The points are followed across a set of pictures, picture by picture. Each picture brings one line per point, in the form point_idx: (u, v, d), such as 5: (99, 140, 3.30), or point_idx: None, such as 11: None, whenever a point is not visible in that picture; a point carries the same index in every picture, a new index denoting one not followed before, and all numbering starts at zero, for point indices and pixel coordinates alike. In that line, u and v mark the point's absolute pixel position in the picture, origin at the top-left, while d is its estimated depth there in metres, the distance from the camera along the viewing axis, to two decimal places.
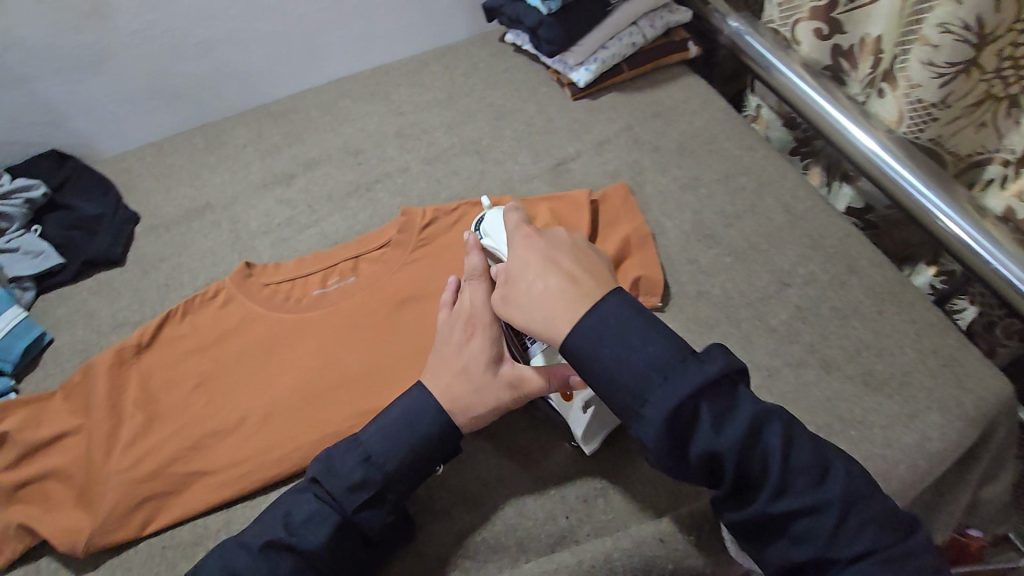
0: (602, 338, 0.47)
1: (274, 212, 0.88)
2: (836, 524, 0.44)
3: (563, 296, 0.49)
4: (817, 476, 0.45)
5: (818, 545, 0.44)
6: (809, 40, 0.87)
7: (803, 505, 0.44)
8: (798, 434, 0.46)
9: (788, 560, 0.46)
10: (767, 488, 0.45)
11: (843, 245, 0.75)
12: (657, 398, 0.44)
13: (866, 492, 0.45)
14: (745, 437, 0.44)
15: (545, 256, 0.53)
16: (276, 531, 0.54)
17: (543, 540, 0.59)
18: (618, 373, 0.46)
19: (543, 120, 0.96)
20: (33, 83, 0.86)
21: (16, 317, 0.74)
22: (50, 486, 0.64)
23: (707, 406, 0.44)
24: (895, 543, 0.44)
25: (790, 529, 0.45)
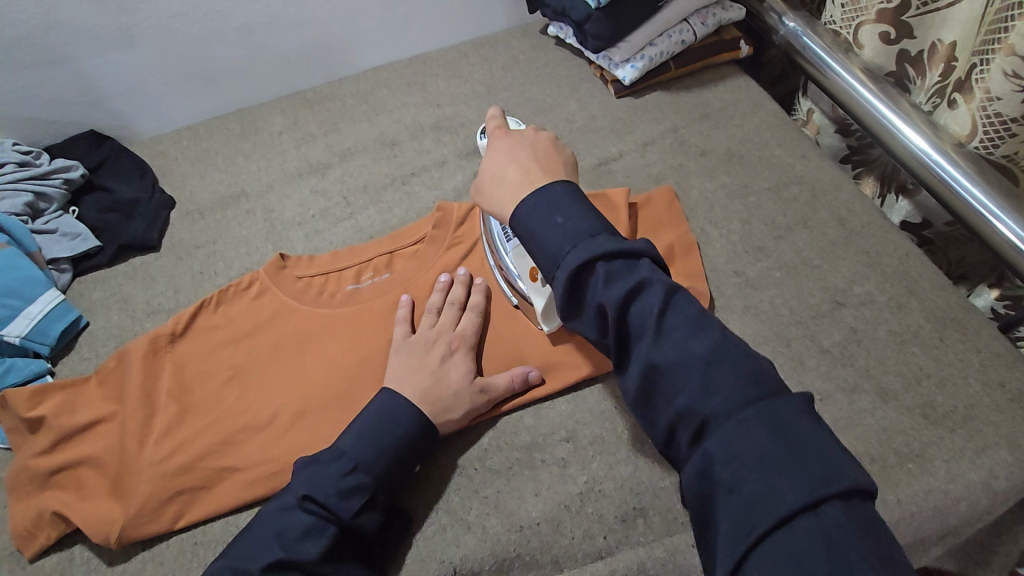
0: (535, 212, 0.48)
1: (309, 203, 0.87)
2: (704, 375, 0.41)
3: (514, 185, 0.51)
4: (694, 333, 0.43)
5: (685, 402, 0.41)
6: (874, 45, 0.84)
7: (672, 359, 0.42)
8: (681, 297, 0.44)
9: (663, 424, 0.43)
10: (642, 340, 0.43)
11: (902, 265, 0.73)
12: (568, 260, 0.45)
13: (743, 356, 0.42)
14: (629, 293, 0.43)
15: (508, 151, 0.54)
16: (274, 552, 0.51)
17: (581, 559, 0.58)
18: (539, 244, 0.47)
19: (585, 118, 0.93)
20: (72, 64, 0.86)
21: (54, 300, 0.74)
22: (84, 473, 0.64)
23: (607, 266, 0.44)
24: (764, 402, 0.40)
25: (663, 386, 0.42)
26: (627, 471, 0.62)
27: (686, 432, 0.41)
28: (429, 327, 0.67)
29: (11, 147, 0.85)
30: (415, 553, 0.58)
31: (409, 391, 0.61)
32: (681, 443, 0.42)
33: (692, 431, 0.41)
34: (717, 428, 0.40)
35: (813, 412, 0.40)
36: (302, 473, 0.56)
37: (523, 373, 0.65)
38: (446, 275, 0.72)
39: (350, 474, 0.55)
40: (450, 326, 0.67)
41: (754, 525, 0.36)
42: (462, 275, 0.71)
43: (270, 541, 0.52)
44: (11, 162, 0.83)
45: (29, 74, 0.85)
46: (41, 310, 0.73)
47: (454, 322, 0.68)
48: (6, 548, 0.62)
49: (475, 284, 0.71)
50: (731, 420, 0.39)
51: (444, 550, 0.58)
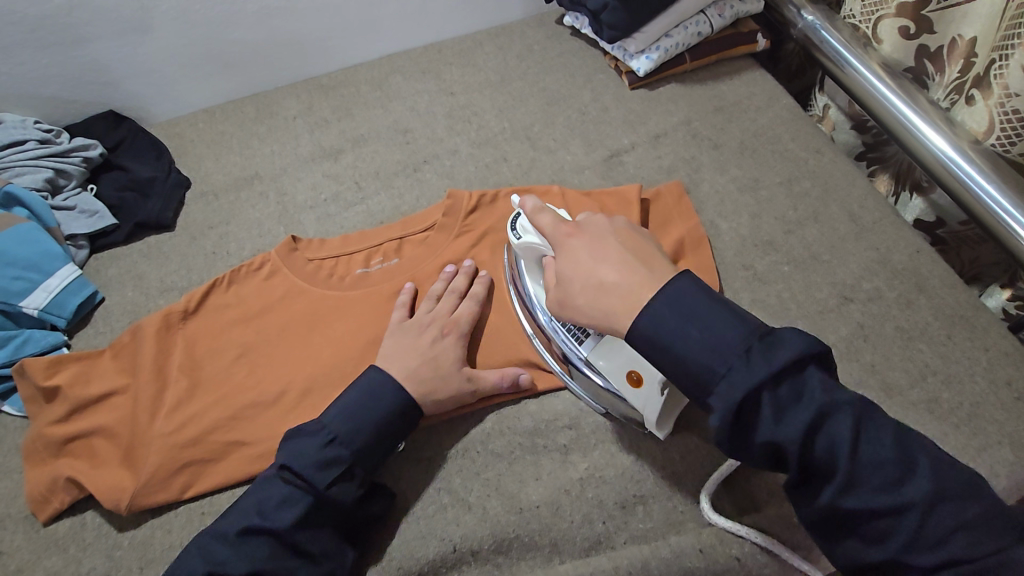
0: (666, 328, 0.46)
1: (321, 187, 0.88)
2: (916, 529, 0.40)
3: (624, 290, 0.49)
4: (897, 474, 0.41)
5: (897, 544, 0.41)
6: (893, 39, 0.83)
7: (877, 502, 0.41)
8: (871, 426, 0.42)
9: (864, 556, 0.42)
10: (833, 483, 0.41)
11: (912, 262, 0.72)
12: (723, 388, 0.42)
13: (952, 491, 0.41)
14: (811, 429, 0.41)
15: (595, 250, 0.52)
16: (250, 518, 0.53)
17: (579, 543, 0.59)
18: (681, 366, 0.45)
19: (597, 109, 0.93)
20: (94, 43, 0.87)
21: (71, 274, 0.75)
22: (97, 442, 0.66)
23: (769, 397, 0.42)
24: (999, 551, 0.40)
25: (863, 528, 0.42)
26: (628, 459, 0.62)
27: (898, 570, 0.41)
28: (426, 311, 0.68)
29: (32, 125, 0.86)
30: (416, 531, 0.59)
31: (399, 371, 0.61)
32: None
33: (908, 572, 0.41)
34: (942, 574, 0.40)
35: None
36: (284, 446, 0.57)
37: (514, 374, 0.65)
38: (451, 266, 0.72)
39: (329, 446, 0.56)
40: (447, 312, 0.67)
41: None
42: (468, 266, 0.72)
43: (249, 508, 0.54)
44: (33, 139, 0.84)
45: (51, 54, 0.86)
46: (59, 284, 0.74)
47: (451, 308, 0.68)
48: (21, 511, 0.64)
49: (478, 276, 0.71)
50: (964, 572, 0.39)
51: (444, 528, 0.59)
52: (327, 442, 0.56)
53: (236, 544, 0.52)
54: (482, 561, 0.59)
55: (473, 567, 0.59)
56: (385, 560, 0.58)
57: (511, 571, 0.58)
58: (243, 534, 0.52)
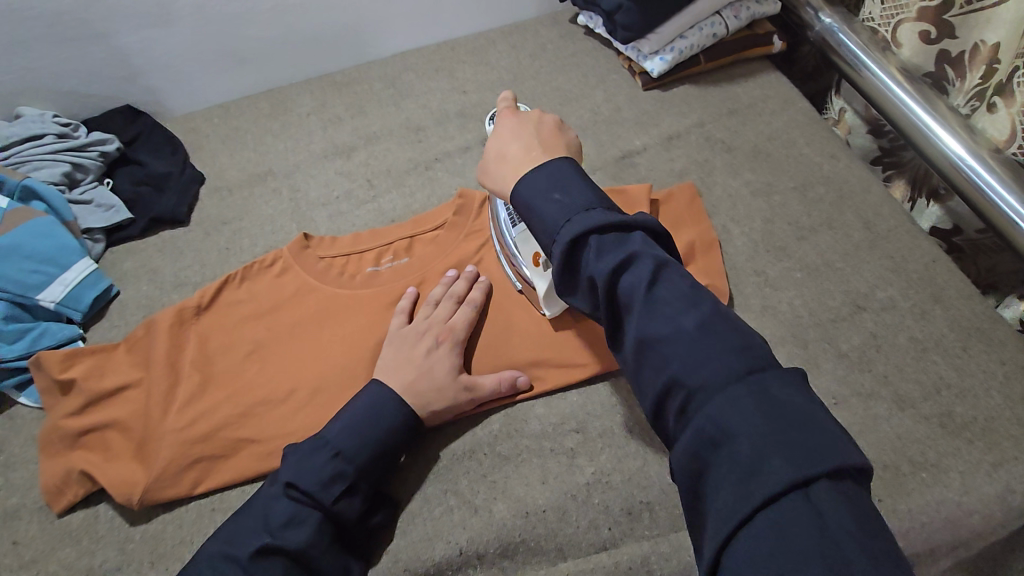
0: (536, 188, 0.49)
1: (333, 184, 0.88)
2: (688, 352, 0.40)
3: (515, 163, 0.53)
4: (684, 309, 0.42)
5: (670, 371, 0.40)
6: (913, 44, 0.82)
7: (658, 331, 0.41)
8: (673, 271, 0.44)
9: (650, 393, 0.42)
10: (632, 313, 0.43)
11: (927, 271, 0.71)
12: (562, 233, 0.46)
13: (738, 330, 0.41)
14: (621, 264, 0.44)
15: (512, 129, 0.56)
16: (261, 537, 0.53)
17: (585, 548, 0.59)
18: (536, 219, 0.49)
19: (610, 110, 0.92)
20: (111, 39, 0.87)
21: (87, 267, 0.77)
22: (111, 435, 0.67)
23: (597, 238, 0.45)
24: (753, 376, 0.38)
25: (651, 358, 0.42)
26: (635, 465, 0.62)
27: (675, 404, 0.40)
28: (423, 318, 0.68)
29: (50, 119, 0.87)
30: (423, 533, 0.60)
31: (396, 381, 0.62)
32: (670, 417, 0.41)
33: (679, 402, 0.40)
34: (706, 399, 0.39)
35: (805, 388, 0.39)
36: (287, 462, 0.57)
37: (512, 378, 0.65)
38: (452, 271, 0.72)
39: (333, 461, 0.56)
40: (444, 319, 0.67)
41: (743, 497, 0.34)
42: (468, 272, 0.71)
43: (257, 526, 0.54)
44: (51, 133, 0.85)
45: (67, 49, 0.86)
46: (76, 277, 0.75)
47: (449, 315, 0.68)
48: (36, 502, 0.65)
49: (477, 282, 0.71)
50: (724, 394, 0.38)
51: (451, 530, 0.60)
52: (332, 456, 0.56)
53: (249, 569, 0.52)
54: (487, 564, 0.59)
55: (479, 570, 0.59)
56: (391, 562, 0.58)
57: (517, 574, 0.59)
58: (253, 555, 0.52)
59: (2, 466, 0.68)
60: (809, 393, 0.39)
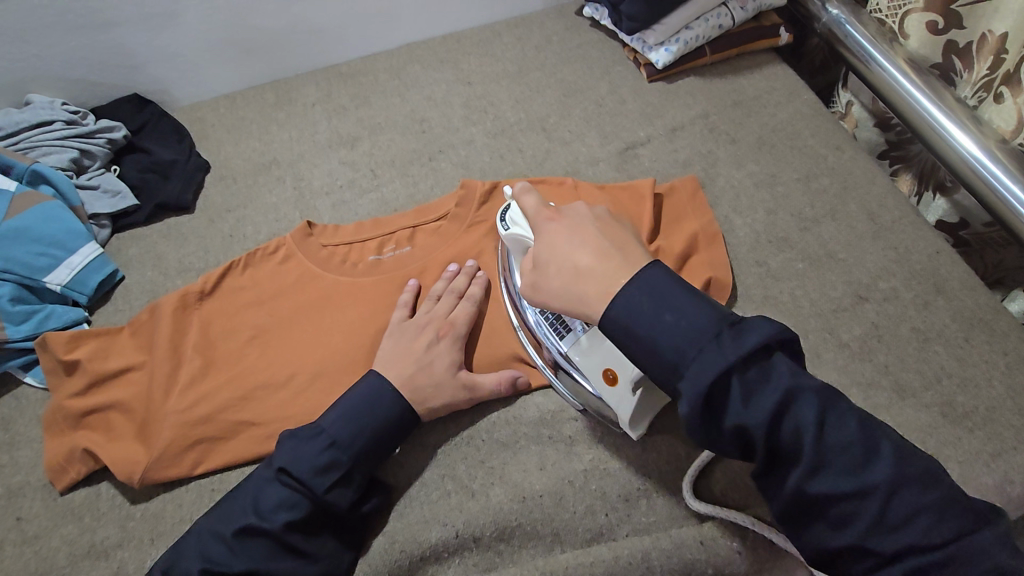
0: (638, 309, 0.45)
1: (337, 173, 0.89)
2: (877, 513, 0.40)
3: (597, 270, 0.48)
4: (860, 459, 0.41)
5: (857, 532, 0.40)
6: (920, 34, 0.81)
7: (841, 490, 0.40)
8: (838, 412, 0.42)
9: (828, 543, 0.42)
10: (801, 469, 0.41)
11: (931, 262, 0.71)
12: (693, 373, 0.41)
13: (921, 475, 0.41)
14: (781, 413, 0.40)
15: (569, 236, 0.52)
16: (247, 517, 0.54)
17: (581, 533, 0.59)
18: (652, 353, 0.44)
19: (614, 101, 0.92)
20: (120, 28, 0.88)
21: (93, 252, 0.77)
22: (114, 416, 0.68)
23: (739, 379, 0.41)
24: (952, 538, 0.39)
25: (829, 514, 0.41)
26: (633, 452, 0.62)
27: (861, 558, 0.41)
28: (424, 312, 0.68)
29: (59, 106, 0.88)
30: (419, 515, 0.60)
31: (395, 374, 0.62)
32: (849, 565, 0.42)
33: (867, 560, 0.41)
34: (899, 560, 0.40)
35: (993, 530, 0.41)
36: (283, 446, 0.57)
37: (512, 378, 0.64)
38: (454, 265, 0.72)
39: (327, 450, 0.56)
40: (445, 313, 0.67)
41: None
42: (469, 266, 0.71)
43: (247, 508, 0.55)
44: (60, 120, 0.86)
45: (76, 37, 0.87)
46: (82, 261, 0.76)
47: (449, 309, 0.68)
48: (40, 479, 0.66)
49: (478, 277, 0.71)
50: (921, 561, 0.39)
51: (448, 514, 0.60)
52: (326, 446, 0.56)
53: (233, 545, 0.53)
54: (484, 548, 0.59)
55: (474, 553, 0.59)
56: (387, 543, 0.59)
57: (513, 559, 0.59)
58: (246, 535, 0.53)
59: (8, 444, 0.69)
60: (999, 539, 0.40)
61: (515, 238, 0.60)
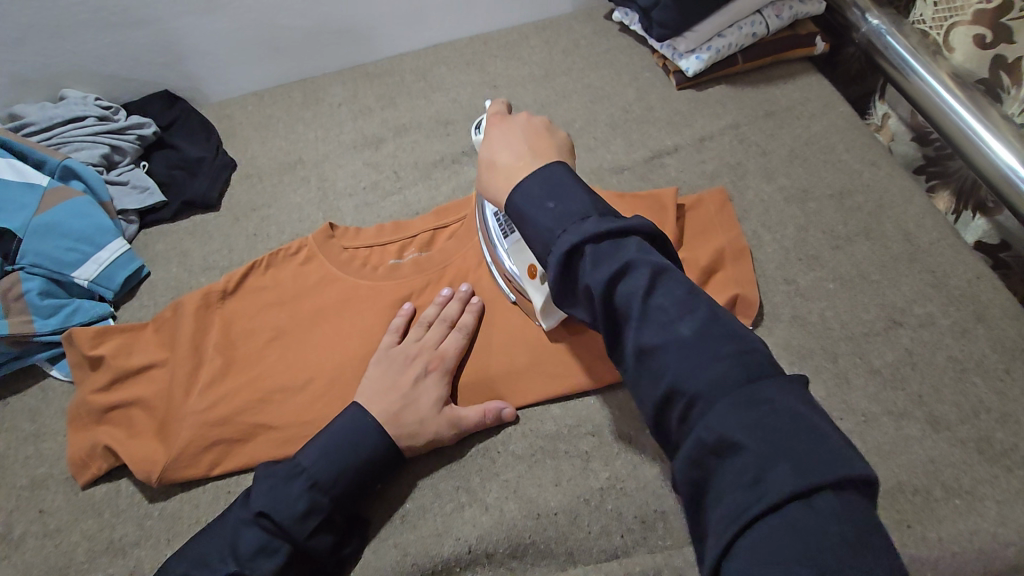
0: (529, 197, 0.46)
1: (361, 174, 0.89)
2: (686, 360, 0.38)
3: (506, 170, 0.50)
4: (680, 316, 0.40)
5: (670, 379, 0.38)
6: (967, 49, 0.78)
7: (658, 338, 0.39)
8: (670, 278, 0.41)
9: (651, 403, 0.40)
10: (629, 324, 0.40)
11: (970, 288, 0.68)
12: (559, 244, 0.43)
13: (736, 334, 0.39)
14: (616, 275, 0.41)
15: (500, 136, 0.53)
16: (227, 566, 0.53)
17: (595, 554, 0.58)
18: (532, 231, 0.46)
19: (642, 108, 0.90)
20: (151, 25, 0.89)
21: (120, 248, 0.79)
22: (134, 413, 0.68)
23: (592, 247, 0.42)
24: (754, 386, 0.36)
25: (649, 366, 0.39)
26: (651, 473, 0.61)
27: (674, 411, 0.38)
28: (413, 340, 0.66)
29: (92, 102, 0.90)
30: (432, 528, 0.59)
31: (378, 410, 0.60)
32: (671, 424, 0.39)
33: (679, 410, 0.38)
34: (707, 407, 0.37)
35: (805, 397, 0.37)
36: (260, 487, 0.56)
37: (497, 409, 0.63)
38: (447, 290, 0.70)
39: (308, 491, 0.55)
40: (434, 344, 0.66)
41: (742, 506, 0.33)
42: (462, 292, 0.70)
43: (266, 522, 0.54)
44: (92, 116, 0.88)
45: (110, 34, 0.89)
46: (109, 257, 0.77)
47: (439, 340, 0.66)
48: (63, 473, 0.67)
49: (471, 304, 0.69)
50: (722, 405, 0.36)
51: (461, 528, 0.59)
52: (308, 487, 0.55)
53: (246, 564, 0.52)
54: (497, 563, 0.58)
55: (488, 568, 0.58)
56: (399, 555, 0.58)
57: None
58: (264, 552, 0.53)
59: (33, 436, 0.70)
60: (810, 401, 0.37)
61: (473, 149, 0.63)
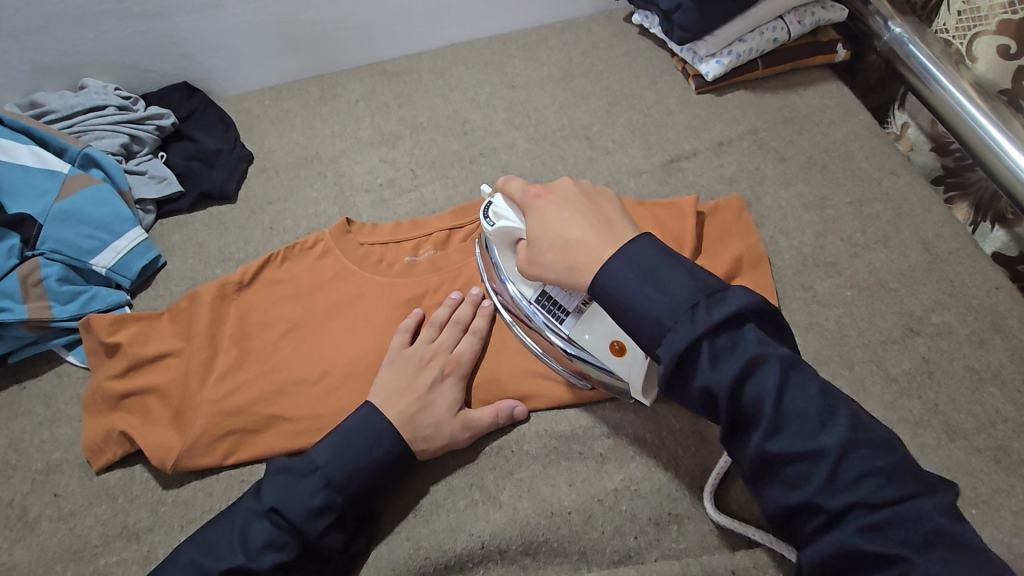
0: (622, 280, 0.47)
1: (377, 171, 0.89)
2: (831, 472, 0.40)
3: (584, 248, 0.51)
4: (818, 422, 0.41)
5: (811, 489, 0.40)
6: (990, 59, 0.78)
7: (796, 447, 0.41)
8: (801, 379, 0.43)
9: (782, 506, 0.42)
10: (759, 428, 0.42)
11: (988, 298, 0.68)
12: (670, 339, 0.44)
13: (877, 443, 0.41)
14: (743, 377, 0.42)
15: (559, 215, 0.55)
16: (235, 558, 0.52)
17: (608, 555, 0.58)
18: (635, 320, 0.46)
19: (660, 112, 0.90)
20: (173, 16, 0.90)
21: (137, 237, 0.79)
22: (150, 400, 0.69)
23: (708, 343, 0.43)
24: (903, 502, 0.39)
25: (785, 472, 0.42)
26: (665, 476, 0.61)
27: (812, 518, 0.41)
28: (426, 342, 0.66)
29: (112, 91, 0.90)
30: (445, 523, 0.60)
31: (394, 412, 0.60)
32: (805, 528, 0.41)
33: (819, 519, 0.41)
34: (850, 520, 0.39)
35: (948, 506, 0.40)
36: (273, 482, 0.55)
37: (509, 408, 0.64)
38: (457, 293, 0.70)
39: (322, 491, 0.54)
40: (448, 347, 0.66)
41: None
42: (474, 295, 0.70)
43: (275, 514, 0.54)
44: (113, 105, 0.88)
45: (133, 24, 0.89)
46: (127, 246, 0.78)
47: (453, 342, 0.66)
48: (78, 458, 0.68)
49: (482, 308, 0.69)
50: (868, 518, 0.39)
51: (474, 524, 0.59)
52: (321, 487, 0.54)
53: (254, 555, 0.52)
54: (509, 560, 0.58)
55: (500, 565, 0.58)
56: (412, 548, 0.58)
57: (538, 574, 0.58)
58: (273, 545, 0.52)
59: (49, 421, 0.70)
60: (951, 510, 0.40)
61: (503, 232, 0.61)
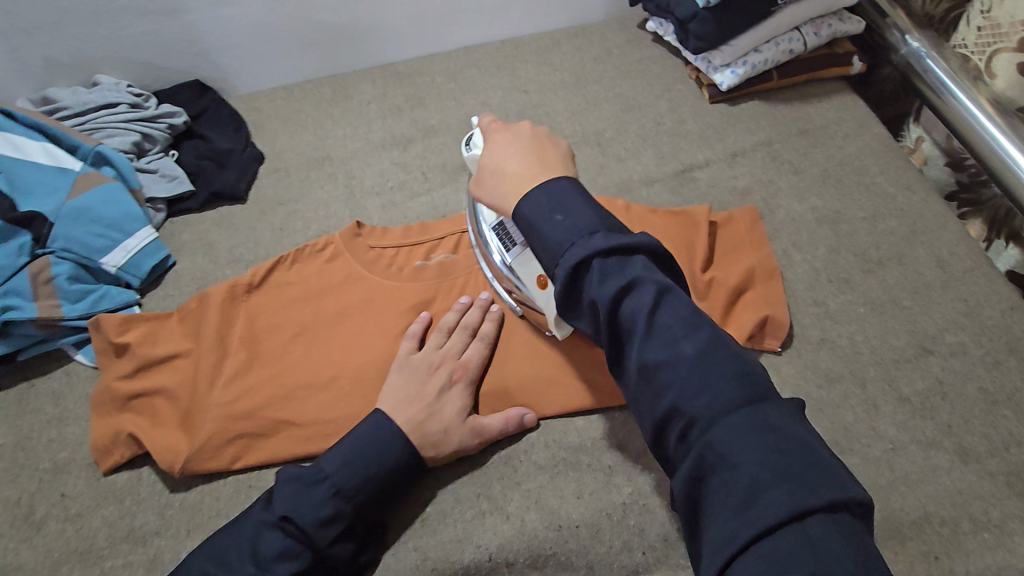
0: (536, 207, 0.48)
1: (388, 173, 0.89)
2: (689, 381, 0.39)
3: (514, 179, 0.52)
4: (682, 333, 0.41)
5: (672, 398, 0.40)
6: (1009, 75, 0.77)
7: (661, 356, 0.41)
8: (674, 297, 0.43)
9: (651, 423, 0.41)
10: (633, 340, 0.42)
11: (1004, 320, 0.67)
12: (567, 257, 0.45)
13: (736, 357, 0.41)
14: (624, 292, 0.42)
15: (507, 145, 0.54)
16: (248, 569, 0.52)
17: (616, 569, 0.58)
18: (541, 242, 0.47)
19: (673, 121, 0.90)
20: (186, 14, 0.89)
21: (148, 237, 0.79)
22: (158, 402, 0.69)
23: (599, 262, 0.44)
24: (753, 408, 0.38)
25: (650, 385, 0.41)
26: None
27: (674, 429, 0.40)
28: (434, 348, 0.65)
29: (124, 88, 0.90)
30: (452, 534, 0.59)
31: (403, 420, 0.59)
32: (671, 443, 0.41)
33: (680, 430, 0.40)
34: (705, 428, 0.38)
35: (804, 420, 0.39)
36: (282, 491, 0.55)
37: (518, 416, 0.63)
38: (466, 298, 0.70)
39: (331, 500, 0.54)
40: (457, 354, 0.65)
41: (742, 533, 0.34)
42: (483, 300, 0.69)
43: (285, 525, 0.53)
44: (125, 103, 0.88)
45: (146, 22, 0.89)
46: (138, 245, 0.78)
47: (461, 349, 0.66)
48: (85, 458, 0.68)
49: (490, 312, 0.69)
50: (718, 424, 0.38)
51: (481, 535, 0.59)
52: (331, 496, 0.54)
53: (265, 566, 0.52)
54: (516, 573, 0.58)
55: None
56: (419, 559, 0.58)
57: None
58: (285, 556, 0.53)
59: (57, 420, 0.70)
60: (806, 423, 0.39)
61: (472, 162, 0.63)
